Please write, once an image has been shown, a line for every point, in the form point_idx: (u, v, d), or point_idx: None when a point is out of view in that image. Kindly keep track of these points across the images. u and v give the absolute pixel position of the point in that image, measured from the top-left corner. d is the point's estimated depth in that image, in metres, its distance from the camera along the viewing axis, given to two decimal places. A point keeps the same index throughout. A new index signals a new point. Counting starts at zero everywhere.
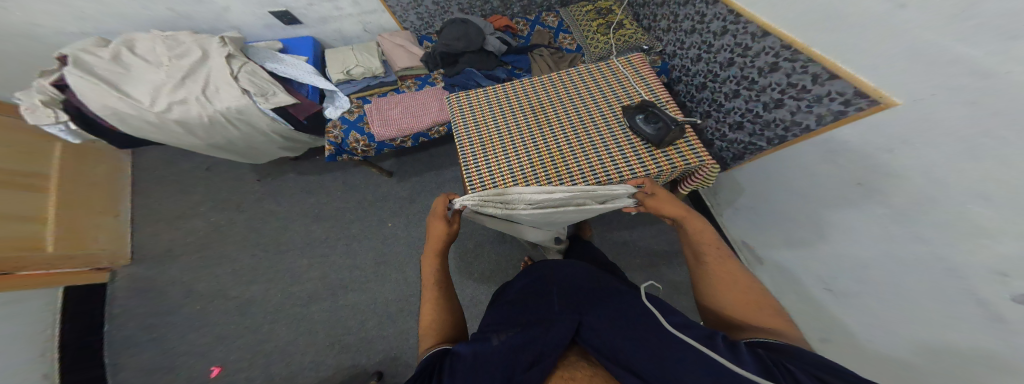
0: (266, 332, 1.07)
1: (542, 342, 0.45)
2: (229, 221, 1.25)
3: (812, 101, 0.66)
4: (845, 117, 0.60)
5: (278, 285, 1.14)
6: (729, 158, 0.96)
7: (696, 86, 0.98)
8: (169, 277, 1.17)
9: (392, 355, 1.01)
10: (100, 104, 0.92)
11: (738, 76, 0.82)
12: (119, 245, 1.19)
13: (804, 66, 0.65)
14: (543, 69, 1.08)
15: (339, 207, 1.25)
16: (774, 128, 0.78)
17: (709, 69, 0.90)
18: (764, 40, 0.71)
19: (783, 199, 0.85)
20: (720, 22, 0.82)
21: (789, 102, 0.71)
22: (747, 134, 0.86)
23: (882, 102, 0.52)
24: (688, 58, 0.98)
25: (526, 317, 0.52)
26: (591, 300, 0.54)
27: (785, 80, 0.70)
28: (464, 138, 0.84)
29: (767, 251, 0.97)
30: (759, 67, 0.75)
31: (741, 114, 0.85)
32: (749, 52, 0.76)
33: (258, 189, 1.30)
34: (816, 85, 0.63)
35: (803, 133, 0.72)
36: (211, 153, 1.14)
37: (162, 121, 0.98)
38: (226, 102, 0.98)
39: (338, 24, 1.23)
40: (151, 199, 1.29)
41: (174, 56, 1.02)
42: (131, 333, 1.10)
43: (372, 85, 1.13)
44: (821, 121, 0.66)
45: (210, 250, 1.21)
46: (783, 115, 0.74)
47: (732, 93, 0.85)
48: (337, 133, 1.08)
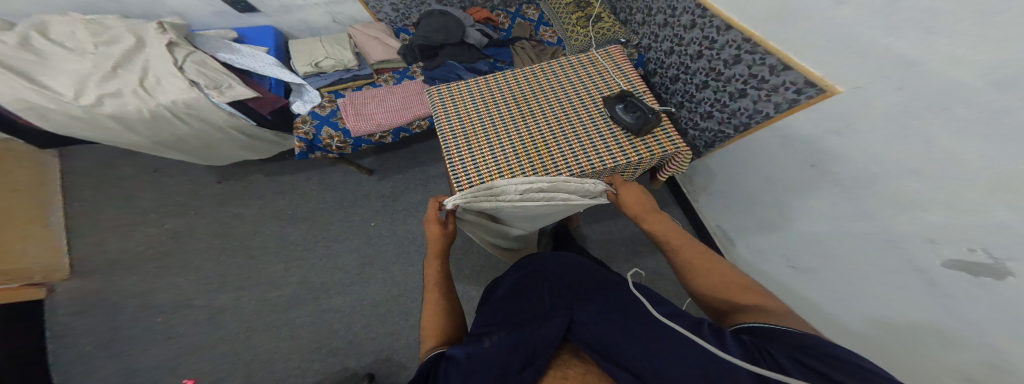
0: (244, 341, 1.02)
1: (534, 341, 0.46)
2: (188, 227, 1.15)
3: (769, 91, 0.70)
4: (799, 105, 0.65)
5: (253, 293, 1.08)
6: (701, 146, 1.00)
7: (670, 78, 1.00)
8: (122, 290, 1.07)
9: (383, 356, 1.00)
10: (10, 95, 0.78)
11: (706, 68, 0.85)
12: (53, 258, 1.05)
13: (762, 59, 0.69)
14: (526, 62, 1.06)
15: (316, 207, 1.18)
16: (739, 117, 0.82)
17: (681, 62, 0.92)
18: (728, 34, 0.75)
19: (752, 191, 0.92)
20: (689, 16, 0.84)
21: (750, 92, 0.75)
22: (716, 123, 0.89)
23: (826, 89, 0.59)
24: (662, 51, 0.99)
25: (517, 317, 0.54)
26: (581, 296, 0.56)
27: (747, 71, 0.74)
28: (446, 130, 0.83)
29: (738, 237, 1.06)
30: (724, 59, 0.78)
31: (710, 104, 0.88)
32: (715, 45, 0.79)
33: (220, 191, 1.20)
34: (771, 76, 0.68)
35: (763, 120, 0.76)
36: (160, 153, 1.01)
37: (91, 117, 0.84)
38: (170, 95, 0.87)
39: (303, 14, 1.12)
40: (90, 205, 1.15)
41: (102, 43, 0.88)
42: (82, 354, 1.00)
43: (345, 78, 1.07)
44: (778, 109, 0.70)
45: (169, 258, 1.11)
46: (746, 105, 0.78)
47: (701, 85, 0.88)
48: (308, 129, 1.00)
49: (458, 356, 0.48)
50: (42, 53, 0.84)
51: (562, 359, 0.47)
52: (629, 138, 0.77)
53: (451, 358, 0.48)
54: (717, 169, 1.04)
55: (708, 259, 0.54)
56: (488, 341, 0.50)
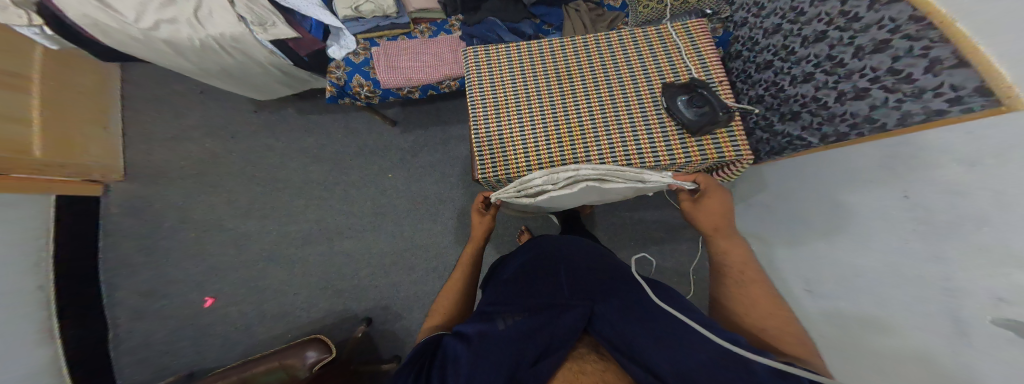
0: (260, 269, 1.09)
1: (552, 330, 0.45)
2: (224, 151, 1.21)
3: (907, 95, 0.53)
4: (942, 119, 0.48)
5: (273, 223, 1.13)
6: (764, 151, 0.92)
7: (758, 65, 0.86)
8: (161, 200, 1.16)
9: (382, 304, 1.04)
10: (78, 12, 0.77)
11: (822, 55, 0.68)
12: (111, 159, 1.16)
13: (925, 48, 0.48)
14: (577, 28, 1.00)
15: (340, 150, 1.21)
16: (837, 124, 0.68)
17: (784, 44, 0.76)
18: (891, 7, 0.52)
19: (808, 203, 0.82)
20: None
21: (875, 93, 0.59)
22: (799, 128, 0.78)
23: (1003, 103, 0.39)
24: (761, 29, 0.82)
25: (534, 301, 0.51)
26: (604, 288, 0.52)
27: (889, 64, 0.55)
28: (478, 99, 0.80)
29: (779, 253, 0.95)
30: (858, 45, 0.60)
31: (803, 103, 0.75)
32: (855, 25, 0.60)
33: (255, 121, 1.25)
34: (928, 74, 0.49)
35: (874, 133, 0.61)
36: (201, 75, 1.04)
37: (148, 40, 0.85)
38: (220, 27, 0.86)
39: None
40: (143, 117, 1.25)
41: None
42: (127, 253, 1.12)
43: (382, 26, 1.02)
44: (903, 121, 0.55)
45: (203, 178, 1.18)
46: (859, 110, 0.62)
47: (804, 76, 0.73)
48: (340, 75, 1.01)
49: (471, 333, 0.46)
50: None
51: (577, 353, 0.46)
52: (681, 133, 0.71)
53: (460, 336, 0.47)
54: (771, 182, 0.98)
55: (775, 302, 0.48)
56: (502, 319, 0.48)
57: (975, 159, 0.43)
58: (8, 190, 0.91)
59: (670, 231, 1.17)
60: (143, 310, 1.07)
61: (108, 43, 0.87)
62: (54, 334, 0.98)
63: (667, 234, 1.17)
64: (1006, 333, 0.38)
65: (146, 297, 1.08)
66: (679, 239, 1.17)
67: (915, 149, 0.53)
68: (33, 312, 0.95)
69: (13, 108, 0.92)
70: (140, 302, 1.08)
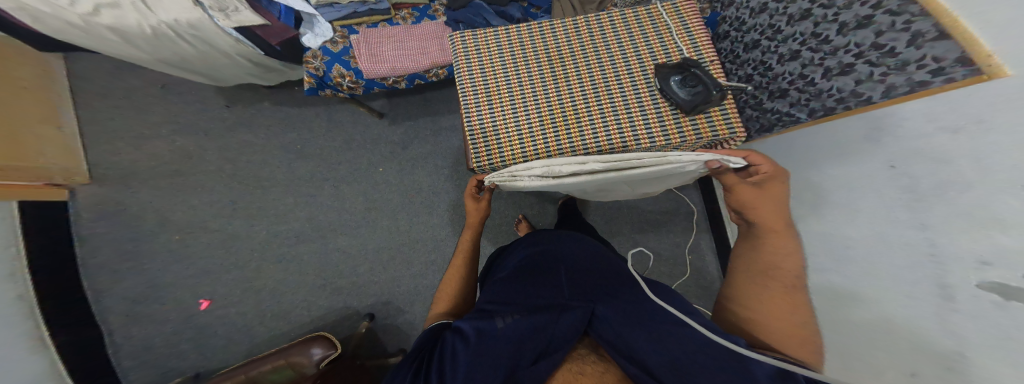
0: (253, 270, 1.07)
1: (553, 330, 0.46)
2: (199, 148, 1.13)
3: (891, 68, 0.54)
4: (925, 88, 0.49)
5: (261, 223, 1.09)
6: (757, 129, 0.92)
7: (746, 44, 0.84)
8: (137, 203, 1.09)
9: (383, 299, 1.05)
10: None
11: (807, 34, 0.67)
12: (71, 162, 1.07)
13: (906, 21, 0.49)
14: (566, 9, 0.92)
15: (324, 144, 1.14)
16: (824, 99, 0.69)
17: (771, 23, 0.74)
18: None
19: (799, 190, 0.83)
20: None
21: (860, 68, 0.59)
22: (788, 104, 0.78)
23: (985, 72, 0.39)
24: (748, 8, 0.79)
25: (535, 301, 0.51)
26: (604, 290, 0.53)
27: (872, 40, 0.55)
28: (466, 79, 0.75)
29: None
30: (841, 22, 0.60)
31: (791, 81, 0.74)
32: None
33: (228, 115, 1.16)
34: (909, 48, 0.50)
35: (860, 105, 0.62)
36: (159, 66, 0.93)
37: (90, 27, 0.74)
38: (172, 12, 0.75)
39: None
40: (101, 113, 1.14)
41: None
42: (108, 260, 1.07)
43: (360, 11, 0.93)
44: (888, 94, 0.56)
45: (179, 178, 1.11)
46: (845, 85, 0.63)
47: (790, 55, 0.72)
48: (319, 65, 0.92)
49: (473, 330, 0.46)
50: None
51: (579, 354, 0.47)
52: (676, 112, 0.69)
53: (458, 331, 0.47)
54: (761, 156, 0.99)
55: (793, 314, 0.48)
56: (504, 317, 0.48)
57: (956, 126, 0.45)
58: None
59: (663, 217, 1.20)
60: (137, 315, 1.05)
61: (40, 30, 0.76)
62: (46, 342, 0.96)
63: (660, 220, 1.20)
64: (994, 296, 0.40)
65: (138, 302, 1.05)
66: (671, 225, 1.19)
67: (898, 121, 0.55)
68: (19, 324, 0.92)
69: None
70: (132, 308, 1.05)
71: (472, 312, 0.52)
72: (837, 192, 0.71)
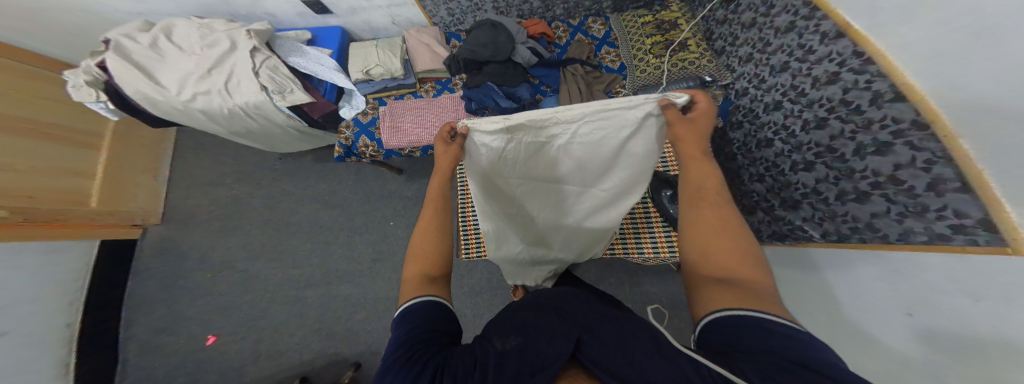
0: (261, 310, 1.13)
1: (540, 355, 0.32)
2: (248, 195, 1.31)
3: (910, 210, 0.53)
4: (947, 244, 0.48)
5: (280, 266, 1.19)
6: (768, 234, 0.92)
7: (759, 141, 0.85)
8: (188, 242, 1.26)
9: (371, 350, 1.04)
10: (134, 88, 0.96)
11: (823, 146, 0.67)
12: (153, 206, 1.29)
13: (928, 162, 0.48)
14: (573, 91, 1.05)
15: (347, 197, 1.27)
16: (838, 223, 0.68)
17: (785, 125, 0.76)
18: (893, 108, 0.52)
19: (810, 295, 0.80)
20: (827, 67, 0.64)
21: (877, 200, 0.59)
22: (802, 218, 0.78)
23: (1009, 245, 0.39)
24: (762, 103, 0.83)
25: (522, 327, 0.38)
26: (598, 313, 0.40)
27: (890, 170, 0.55)
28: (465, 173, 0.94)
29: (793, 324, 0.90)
30: (857, 142, 0.60)
31: (801, 192, 0.76)
32: (858, 117, 0.59)
33: (278, 167, 1.34)
34: (930, 193, 0.49)
35: (876, 241, 0.60)
36: (232, 137, 1.20)
37: (187, 110, 1.02)
38: (245, 96, 0.99)
39: (367, 16, 1.12)
40: (187, 165, 1.37)
41: (205, 45, 1.00)
42: (149, 291, 1.21)
43: (389, 87, 1.14)
44: (905, 238, 0.55)
45: (224, 221, 1.28)
46: (860, 214, 0.62)
47: (804, 164, 0.73)
48: (349, 135, 1.12)
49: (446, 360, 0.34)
50: (162, 52, 1.00)
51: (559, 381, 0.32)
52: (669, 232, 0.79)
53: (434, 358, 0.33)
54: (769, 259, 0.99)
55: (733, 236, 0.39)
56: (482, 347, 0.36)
57: (979, 293, 0.43)
58: (54, 238, 1.07)
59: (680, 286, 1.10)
60: (152, 347, 1.12)
61: (154, 112, 1.05)
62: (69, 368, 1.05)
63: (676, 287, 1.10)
64: None
65: (157, 334, 1.14)
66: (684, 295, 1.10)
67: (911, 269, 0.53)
68: (57, 344, 1.04)
69: (79, 166, 1.13)
70: (151, 338, 1.14)
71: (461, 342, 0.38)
72: (854, 292, 0.65)
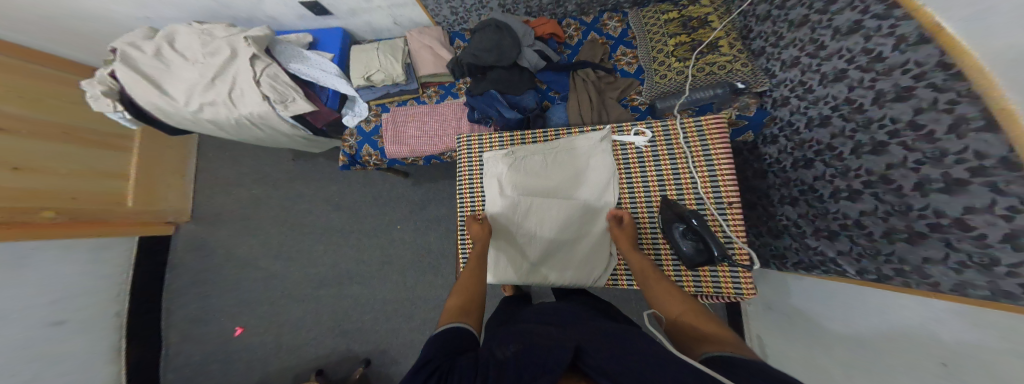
0: (281, 305, 1.21)
1: (541, 361, 0.40)
2: (265, 197, 1.37)
3: (976, 261, 0.45)
4: (1012, 305, 0.41)
5: (297, 266, 1.26)
6: (791, 261, 0.83)
7: (795, 159, 0.78)
8: (215, 240, 1.35)
9: (381, 348, 1.11)
10: (145, 100, 0.97)
11: (876, 174, 0.58)
12: (183, 204, 1.38)
13: (1020, 210, 0.39)
14: (582, 98, 0.99)
15: (357, 200, 1.29)
16: (881, 263, 0.59)
17: (832, 145, 0.67)
18: (973, 140, 0.42)
19: (827, 329, 0.74)
20: (896, 84, 0.53)
21: (934, 244, 0.50)
22: (835, 251, 0.69)
23: None
24: (805, 117, 0.74)
25: (534, 339, 0.47)
26: (599, 334, 0.48)
27: (958, 214, 0.46)
28: (466, 194, 0.92)
29: (775, 349, 0.92)
30: (920, 177, 0.50)
31: (840, 222, 0.67)
32: (928, 145, 0.49)
33: (291, 169, 1.38)
34: (1007, 246, 0.41)
35: (925, 288, 0.52)
36: (244, 140, 1.22)
37: (198, 119, 1.04)
38: (250, 107, 1.00)
39: (368, 17, 1.10)
40: (209, 165, 1.44)
41: (206, 52, 0.98)
42: (183, 283, 1.32)
43: (392, 93, 1.12)
44: (964, 291, 0.46)
45: (246, 221, 1.35)
46: (909, 256, 0.54)
47: (849, 193, 0.64)
48: (352, 143, 1.13)
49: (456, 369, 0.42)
50: (167, 60, 1.00)
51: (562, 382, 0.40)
52: (677, 263, 0.76)
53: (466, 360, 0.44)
54: (795, 293, 0.88)
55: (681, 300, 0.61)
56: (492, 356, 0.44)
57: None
58: (102, 234, 1.17)
59: None
60: (189, 334, 1.24)
61: (169, 122, 1.07)
62: (121, 352, 1.17)
63: None
64: None
65: (192, 323, 1.26)
66: None
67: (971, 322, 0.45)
68: (109, 330, 1.16)
69: (114, 167, 1.20)
70: (188, 327, 1.25)
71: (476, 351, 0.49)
72: (887, 334, 0.59)
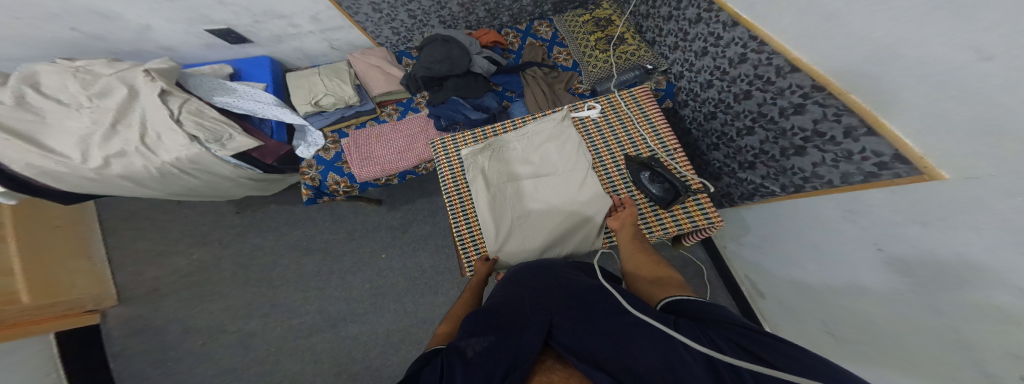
0: (273, 364, 1.12)
1: (516, 348, 0.45)
2: (214, 258, 1.22)
3: (840, 156, 0.62)
4: (877, 180, 0.55)
5: (276, 319, 1.16)
6: (738, 195, 0.99)
7: (704, 115, 0.97)
8: (163, 314, 1.18)
9: (395, 383, 1.06)
10: (24, 163, 0.82)
11: (754, 112, 0.79)
12: (102, 289, 1.17)
13: (836, 114, 0.59)
14: (538, 94, 0.99)
15: (328, 238, 1.23)
16: (791, 176, 0.77)
17: (721, 98, 0.87)
18: (793, 76, 0.65)
19: (787, 246, 0.90)
20: (737, 48, 0.77)
21: (813, 153, 0.69)
22: (760, 176, 0.87)
23: (925, 172, 0.46)
24: (697, 82, 0.95)
25: (503, 320, 0.52)
26: (565, 299, 0.53)
27: (812, 126, 0.66)
28: (454, 198, 0.87)
29: (764, 276, 1.09)
30: (781, 107, 0.71)
31: (754, 154, 0.85)
32: (771, 87, 0.71)
33: (238, 222, 1.26)
34: (850, 140, 0.58)
35: (824, 187, 0.70)
36: (177, 199, 1.10)
37: (103, 177, 0.91)
38: (173, 151, 0.90)
39: (298, 42, 1.06)
40: (127, 238, 1.26)
41: (93, 96, 0.88)
42: (137, 370, 1.12)
43: (347, 116, 1.03)
44: (846, 179, 0.63)
45: (199, 287, 1.20)
46: (804, 164, 0.72)
47: (746, 129, 0.84)
48: (314, 174, 1.02)
49: (420, 378, 0.45)
50: (41, 112, 0.85)
51: (545, 365, 0.46)
52: (654, 207, 0.80)
53: (453, 358, 0.46)
54: (751, 222, 1.03)
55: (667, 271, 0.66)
56: (464, 354, 0.46)
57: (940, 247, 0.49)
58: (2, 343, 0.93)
59: None
60: None
61: (64, 188, 0.92)
62: None
63: None
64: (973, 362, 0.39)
65: None
66: None
67: (866, 207, 0.60)
68: None
69: None
70: None
71: (450, 346, 0.49)
72: (828, 242, 0.74)
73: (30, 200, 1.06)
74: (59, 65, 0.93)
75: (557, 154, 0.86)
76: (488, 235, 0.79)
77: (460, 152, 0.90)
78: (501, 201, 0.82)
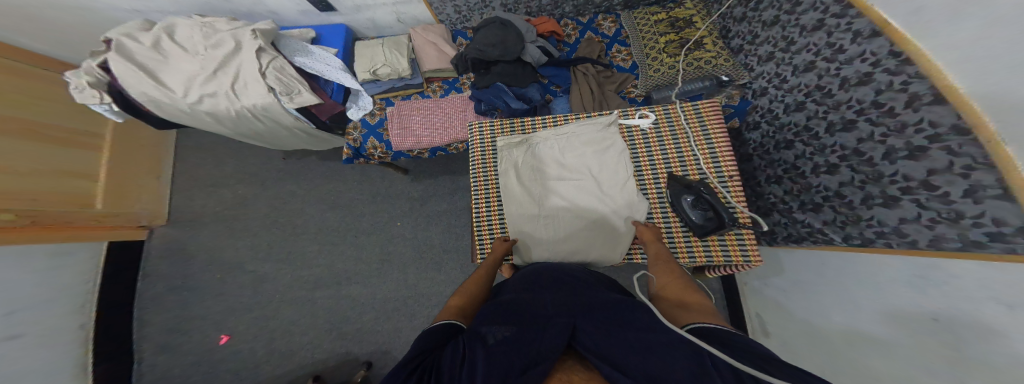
0: (272, 309, 1.17)
1: (538, 343, 0.43)
2: (253, 196, 1.34)
3: (942, 216, 0.51)
4: (980, 252, 0.46)
5: (289, 266, 1.22)
6: (781, 236, 0.89)
7: (778, 142, 0.87)
8: (197, 243, 1.29)
9: (380, 347, 1.08)
10: (139, 90, 1.01)
11: (849, 148, 0.67)
12: (157, 206, 1.31)
13: (967, 167, 0.46)
14: (583, 89, 1.06)
15: (353, 197, 1.30)
16: (860, 227, 0.66)
17: (808, 126, 0.77)
18: (930, 109, 0.51)
19: (821, 296, 0.81)
20: (861, 66, 0.63)
21: (906, 205, 0.57)
22: (821, 221, 0.76)
23: None
24: (783, 104, 0.84)
25: (524, 316, 0.49)
26: (587, 307, 0.51)
27: (922, 175, 0.54)
28: (479, 177, 0.93)
29: (776, 322, 0.97)
30: (889, 147, 0.59)
31: (822, 195, 0.75)
32: (891, 120, 0.58)
33: (281, 167, 1.38)
34: (966, 200, 0.47)
35: (903, 247, 0.58)
36: (243, 140, 1.27)
37: (193, 111, 1.08)
38: (252, 99, 1.05)
39: (371, 13, 1.25)
40: (188, 166, 1.40)
41: (209, 46, 1.07)
42: (159, 292, 1.24)
43: (397, 86, 1.18)
44: (935, 244, 0.53)
45: (233, 222, 1.30)
46: (887, 218, 0.60)
47: (828, 167, 0.73)
48: (357, 136, 1.15)
49: (439, 365, 0.42)
50: (166, 53, 1.06)
51: (566, 364, 0.43)
52: (687, 234, 0.78)
53: (472, 346, 0.43)
54: (788, 265, 0.94)
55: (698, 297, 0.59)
56: (485, 340, 0.44)
57: (1013, 300, 0.42)
58: (63, 240, 1.07)
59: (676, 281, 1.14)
60: (166, 344, 1.17)
61: (160, 115, 1.11)
62: (87, 368, 1.09)
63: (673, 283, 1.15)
64: None
65: (170, 332, 1.18)
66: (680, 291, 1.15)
67: (946, 277, 0.52)
68: (72, 347, 1.07)
69: (82, 167, 1.11)
70: (165, 338, 1.18)
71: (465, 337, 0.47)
72: (876, 288, 0.65)
73: (132, 123, 1.29)
74: (193, 20, 1.16)
75: (595, 159, 0.85)
76: (509, 221, 0.85)
77: (496, 141, 0.95)
78: (531, 195, 0.85)
